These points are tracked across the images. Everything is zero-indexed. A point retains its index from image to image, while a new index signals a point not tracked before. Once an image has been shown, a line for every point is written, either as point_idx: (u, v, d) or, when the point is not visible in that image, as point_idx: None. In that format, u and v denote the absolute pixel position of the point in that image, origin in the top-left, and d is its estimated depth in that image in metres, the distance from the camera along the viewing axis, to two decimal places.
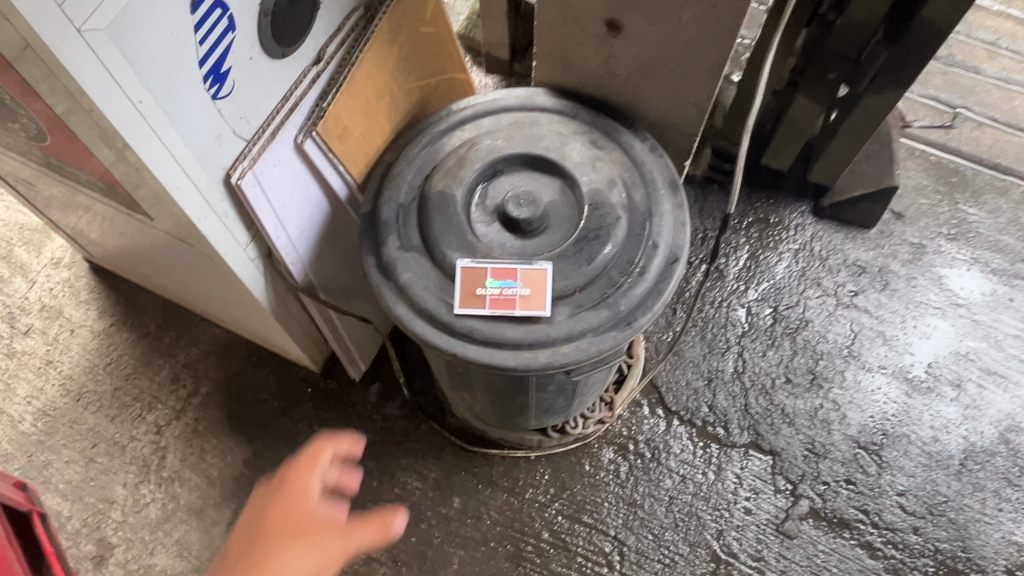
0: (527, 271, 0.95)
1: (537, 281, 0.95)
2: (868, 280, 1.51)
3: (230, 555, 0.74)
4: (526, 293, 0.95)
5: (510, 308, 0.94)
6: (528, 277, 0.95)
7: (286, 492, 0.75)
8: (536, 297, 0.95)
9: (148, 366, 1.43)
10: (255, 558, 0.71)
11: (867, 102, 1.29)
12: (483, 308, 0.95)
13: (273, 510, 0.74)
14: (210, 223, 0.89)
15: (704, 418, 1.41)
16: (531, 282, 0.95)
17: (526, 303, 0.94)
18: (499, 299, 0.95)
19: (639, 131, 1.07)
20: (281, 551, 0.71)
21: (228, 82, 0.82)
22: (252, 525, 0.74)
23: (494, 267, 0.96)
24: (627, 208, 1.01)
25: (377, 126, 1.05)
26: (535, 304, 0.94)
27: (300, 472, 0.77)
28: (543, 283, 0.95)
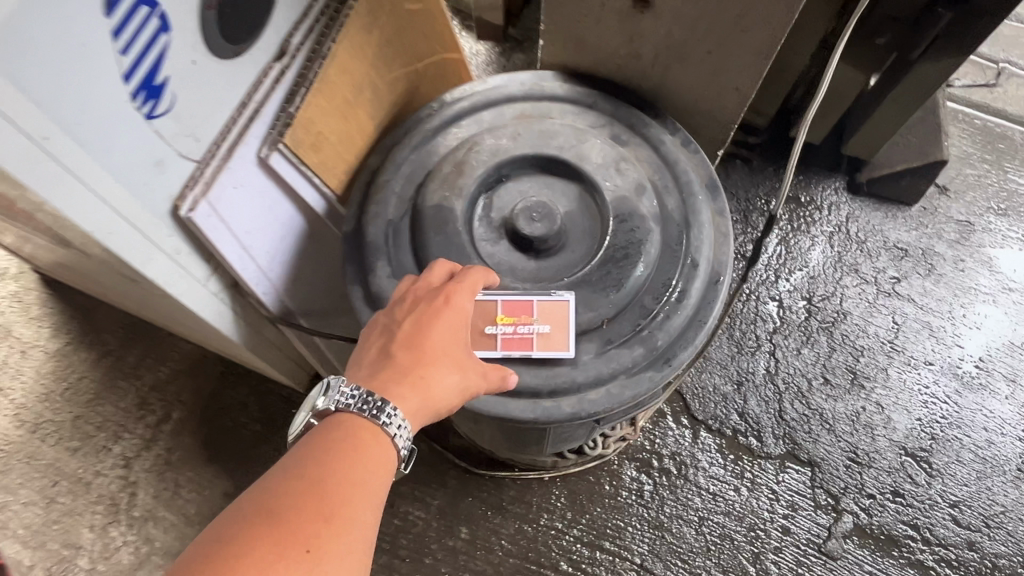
0: (545, 304, 0.79)
1: (556, 315, 0.79)
2: (911, 264, 1.36)
3: (374, 347, 0.69)
4: (545, 331, 0.79)
5: (527, 350, 0.79)
6: (546, 311, 0.79)
7: (453, 305, 0.71)
8: (557, 334, 0.79)
9: (111, 390, 1.27)
10: (424, 361, 0.67)
11: (921, 69, 1.12)
12: (494, 352, 0.78)
13: (439, 318, 0.70)
14: (159, 265, 0.73)
15: (734, 427, 1.28)
16: (550, 316, 0.79)
17: (546, 343, 0.79)
18: (513, 339, 0.79)
19: (668, 121, 0.90)
20: (447, 367, 0.68)
21: (166, 95, 0.66)
22: (410, 321, 0.70)
23: (503, 301, 0.79)
24: (659, 217, 0.85)
25: (358, 124, 0.89)
26: (557, 343, 0.79)
27: (462, 286, 0.73)
28: (564, 317, 0.79)
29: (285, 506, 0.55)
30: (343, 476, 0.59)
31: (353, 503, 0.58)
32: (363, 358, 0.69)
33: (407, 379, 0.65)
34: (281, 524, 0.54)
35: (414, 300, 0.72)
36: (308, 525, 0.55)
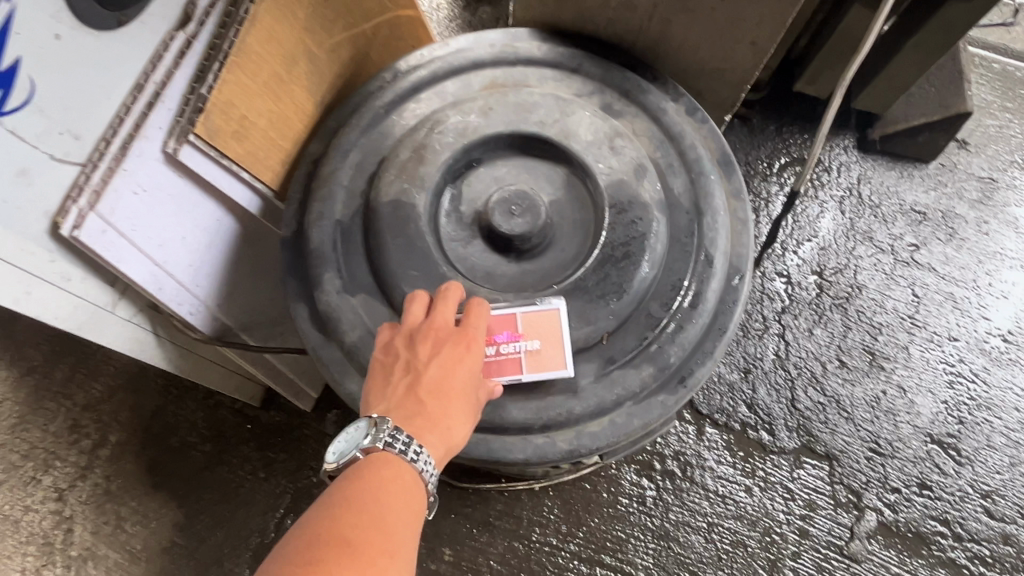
0: (531, 315, 0.64)
1: (548, 328, 0.65)
2: (930, 229, 1.22)
3: (396, 384, 0.58)
4: (533, 349, 0.64)
5: (516, 373, 0.64)
6: (534, 325, 0.65)
7: (477, 338, 0.60)
8: (551, 352, 0.64)
9: (38, 413, 1.11)
10: (451, 407, 0.57)
11: (949, 9, 0.97)
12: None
13: (465, 355, 0.59)
14: (43, 295, 0.58)
15: (743, 420, 1.15)
16: (541, 331, 0.64)
17: (536, 363, 0.64)
18: (498, 361, 0.64)
19: (668, 84, 0.75)
20: (471, 410, 0.58)
21: (19, 83, 0.51)
22: (436, 359, 0.58)
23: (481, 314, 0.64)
24: (664, 203, 0.70)
25: (293, 102, 0.73)
26: (552, 363, 0.64)
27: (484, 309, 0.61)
28: (558, 331, 0.64)
29: (352, 534, 0.48)
30: (399, 510, 0.52)
31: (408, 537, 0.51)
32: (386, 400, 0.57)
33: (435, 427, 0.56)
34: (354, 555, 0.47)
35: (433, 327, 0.60)
36: (376, 558, 0.48)
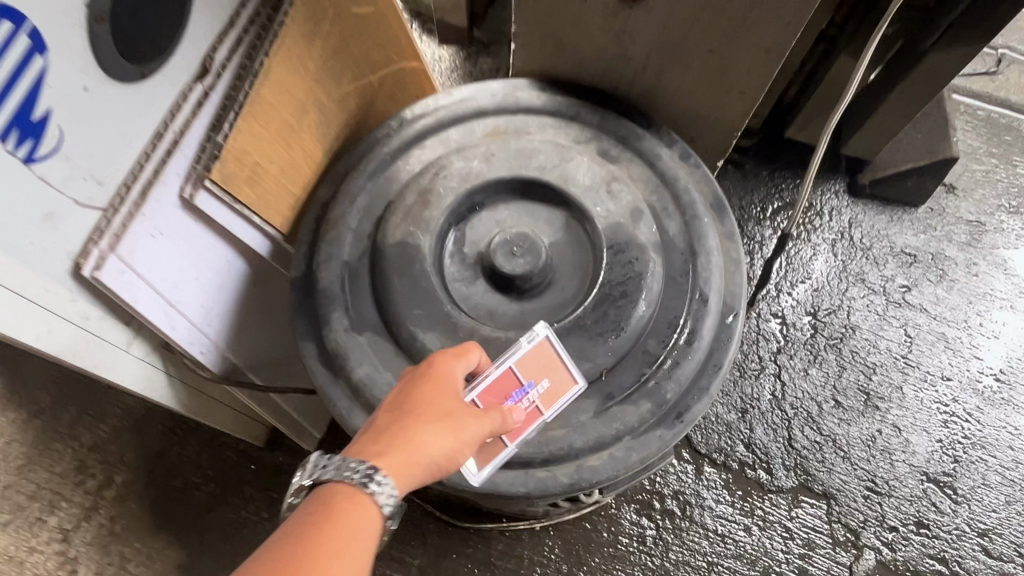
0: (525, 360, 0.65)
1: (540, 357, 0.66)
2: (921, 270, 1.25)
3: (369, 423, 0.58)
4: (541, 385, 0.66)
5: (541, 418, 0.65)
6: (533, 364, 0.65)
7: (443, 361, 0.59)
8: (561, 381, 0.66)
9: (44, 454, 1.13)
10: (407, 417, 0.55)
11: (933, 60, 1.00)
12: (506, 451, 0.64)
13: (427, 374, 0.58)
14: (62, 334, 0.59)
15: (741, 459, 1.16)
16: (538, 365, 0.66)
17: (551, 397, 0.66)
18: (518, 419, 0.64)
19: (663, 131, 0.79)
20: (437, 420, 0.55)
21: (47, 132, 0.53)
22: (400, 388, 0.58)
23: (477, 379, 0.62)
24: (660, 244, 0.73)
25: (303, 149, 0.76)
26: (567, 389, 0.66)
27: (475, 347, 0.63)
28: (553, 355, 0.66)
29: None
30: (323, 543, 0.46)
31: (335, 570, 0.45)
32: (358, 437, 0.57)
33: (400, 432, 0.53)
34: None
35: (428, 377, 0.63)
36: None
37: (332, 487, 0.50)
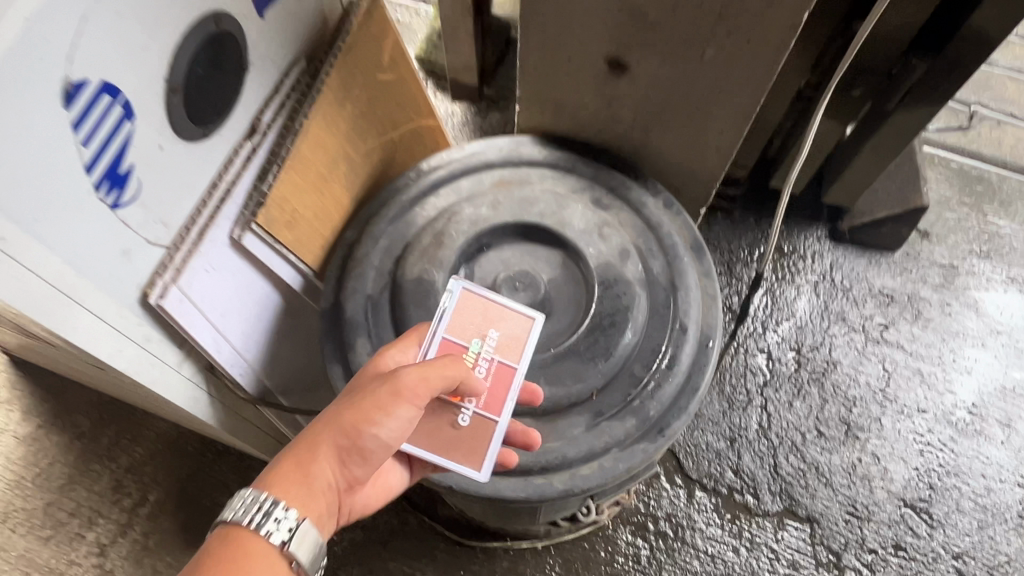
0: (461, 321, 0.75)
1: (473, 309, 0.76)
2: (898, 310, 1.35)
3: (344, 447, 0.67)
4: (490, 335, 0.75)
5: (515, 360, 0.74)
6: (474, 317, 0.76)
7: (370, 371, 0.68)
8: (511, 321, 0.76)
9: (85, 474, 1.22)
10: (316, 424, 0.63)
11: (898, 119, 1.11)
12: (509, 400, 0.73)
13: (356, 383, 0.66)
14: (129, 355, 0.69)
15: (730, 484, 1.24)
16: (476, 319, 0.76)
17: (511, 338, 0.75)
18: (493, 370, 0.74)
19: (650, 183, 0.89)
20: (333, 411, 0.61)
21: (132, 183, 0.63)
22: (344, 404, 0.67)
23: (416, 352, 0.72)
24: (644, 282, 0.83)
25: (334, 196, 0.87)
26: (526, 326, 0.76)
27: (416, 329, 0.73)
28: (483, 303, 0.76)
29: None
30: None
31: None
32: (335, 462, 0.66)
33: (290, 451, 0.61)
34: None
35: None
36: None
37: (222, 526, 0.57)
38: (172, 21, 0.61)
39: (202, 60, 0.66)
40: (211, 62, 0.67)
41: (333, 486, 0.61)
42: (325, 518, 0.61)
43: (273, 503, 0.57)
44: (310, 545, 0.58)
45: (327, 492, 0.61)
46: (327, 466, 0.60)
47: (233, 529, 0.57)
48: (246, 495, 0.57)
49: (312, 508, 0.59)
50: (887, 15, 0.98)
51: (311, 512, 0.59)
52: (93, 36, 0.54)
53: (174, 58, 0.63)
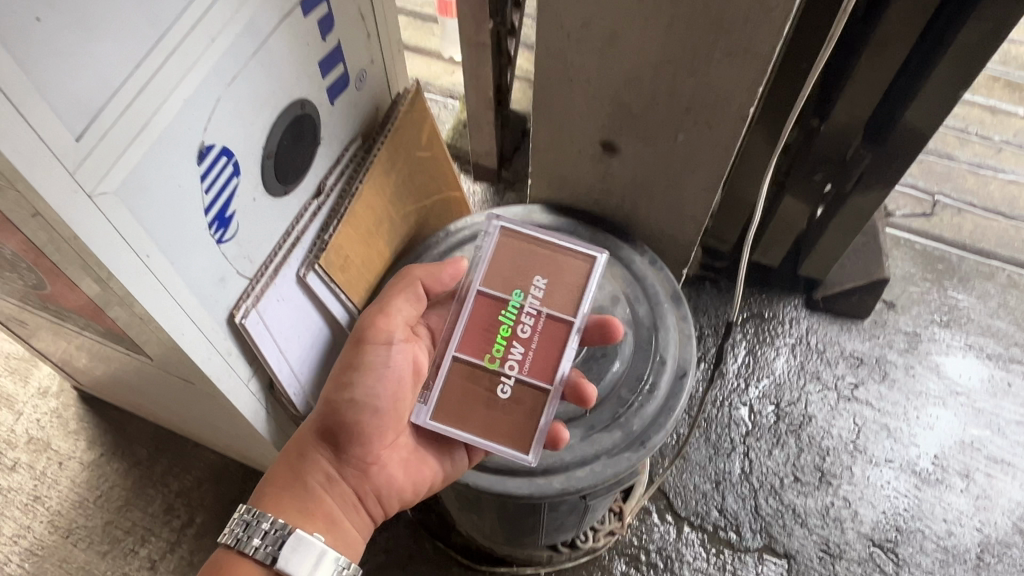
0: (511, 280, 0.90)
1: (522, 266, 0.91)
2: (867, 371, 1.51)
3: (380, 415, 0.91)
4: (540, 287, 0.89)
5: (566, 312, 0.89)
6: (521, 265, 0.91)
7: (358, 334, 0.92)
8: (562, 272, 0.91)
9: (140, 497, 1.38)
10: None
11: (854, 200, 1.30)
12: (559, 357, 0.87)
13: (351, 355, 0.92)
14: (215, 363, 0.86)
15: (714, 522, 1.38)
16: (520, 277, 0.90)
17: (562, 285, 0.90)
18: (541, 323, 0.88)
19: (638, 245, 1.08)
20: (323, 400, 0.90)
21: (232, 225, 0.82)
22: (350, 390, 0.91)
23: (458, 307, 0.90)
24: (631, 323, 1.01)
25: (378, 249, 1.06)
26: (574, 273, 0.91)
27: (416, 265, 0.94)
28: (531, 259, 0.91)
29: None
30: None
31: None
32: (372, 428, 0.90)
33: (282, 464, 0.89)
34: None
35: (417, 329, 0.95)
36: None
37: (223, 546, 0.82)
38: (272, 104, 0.82)
39: (288, 135, 0.86)
40: (294, 137, 0.88)
41: (323, 480, 0.88)
42: (328, 509, 0.87)
43: (244, 529, 0.82)
44: (283, 548, 0.81)
45: (319, 490, 0.88)
46: (311, 467, 0.88)
47: (225, 552, 0.82)
48: (232, 524, 0.83)
49: (307, 509, 0.86)
50: (837, 111, 1.18)
51: (306, 510, 0.86)
52: (222, 114, 0.74)
53: (270, 131, 0.83)
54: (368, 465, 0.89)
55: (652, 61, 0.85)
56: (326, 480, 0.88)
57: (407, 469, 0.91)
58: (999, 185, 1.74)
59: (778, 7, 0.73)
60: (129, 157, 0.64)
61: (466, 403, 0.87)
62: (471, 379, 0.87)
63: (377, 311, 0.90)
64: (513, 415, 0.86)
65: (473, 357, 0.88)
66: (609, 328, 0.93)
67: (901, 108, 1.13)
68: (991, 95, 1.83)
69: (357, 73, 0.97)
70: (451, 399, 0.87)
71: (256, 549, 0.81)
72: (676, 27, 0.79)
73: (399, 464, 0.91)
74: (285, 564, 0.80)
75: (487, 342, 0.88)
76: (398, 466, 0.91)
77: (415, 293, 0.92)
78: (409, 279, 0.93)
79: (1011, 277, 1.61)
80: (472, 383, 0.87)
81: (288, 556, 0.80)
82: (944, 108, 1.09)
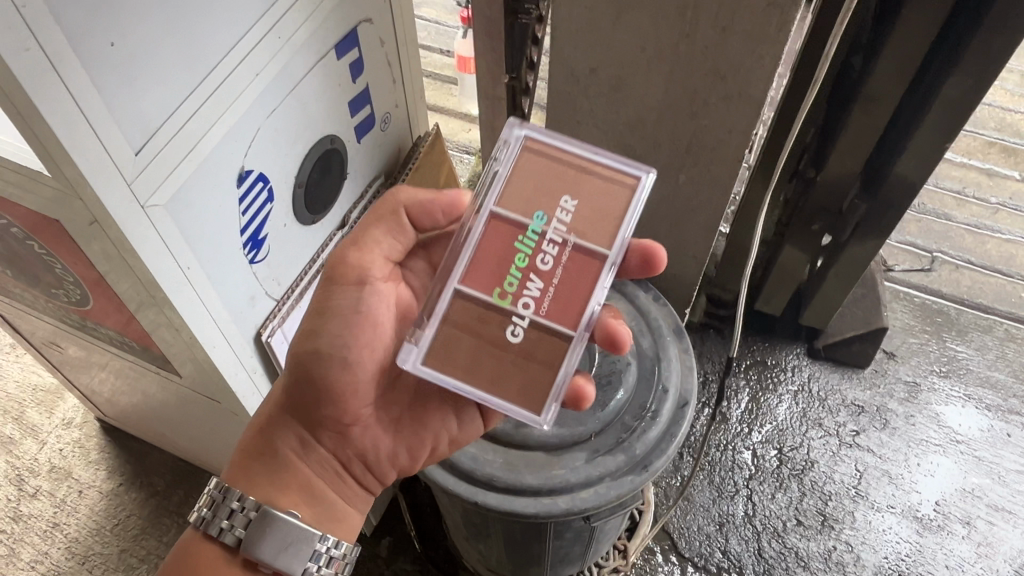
0: (533, 198, 0.68)
1: (549, 179, 0.68)
2: (868, 419, 1.55)
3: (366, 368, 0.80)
4: (570, 208, 0.68)
5: (602, 243, 0.68)
6: (547, 181, 0.68)
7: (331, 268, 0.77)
8: (601, 189, 0.68)
9: (155, 526, 1.41)
10: None
11: (850, 250, 1.36)
12: (587, 297, 0.68)
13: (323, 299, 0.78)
14: (241, 379, 0.92)
15: (718, 563, 1.40)
16: (546, 194, 0.68)
17: (599, 205, 0.68)
18: (566, 255, 0.67)
19: (644, 283, 1.14)
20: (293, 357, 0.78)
21: (264, 247, 0.88)
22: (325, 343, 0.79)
23: (462, 231, 0.68)
24: (635, 354, 1.06)
25: None
26: (615, 192, 0.69)
27: (406, 186, 0.77)
28: (560, 172, 0.68)
29: None
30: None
31: None
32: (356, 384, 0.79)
33: (253, 430, 0.78)
34: None
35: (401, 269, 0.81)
36: None
37: (193, 526, 0.74)
38: (306, 138, 0.89)
39: (317, 169, 0.93)
40: (323, 171, 0.95)
41: (297, 447, 0.77)
42: (303, 479, 0.77)
43: (210, 508, 0.73)
44: (249, 532, 0.72)
45: (292, 458, 0.77)
46: (281, 432, 0.77)
47: (192, 532, 0.75)
48: (202, 501, 0.74)
49: (279, 482, 0.76)
50: (832, 162, 1.26)
51: (279, 482, 0.76)
52: (261, 143, 0.82)
53: (302, 163, 0.90)
54: (348, 428, 0.77)
55: (656, 105, 0.92)
56: (302, 448, 0.77)
57: (399, 431, 0.80)
58: (996, 245, 1.76)
59: (768, 54, 0.81)
60: (178, 174, 0.71)
61: (467, 351, 0.68)
62: (474, 321, 0.68)
63: (350, 245, 0.77)
64: (525, 369, 0.68)
65: (477, 293, 0.68)
66: (652, 258, 0.73)
67: (892, 160, 1.20)
68: (988, 159, 1.84)
69: (383, 115, 1.05)
70: (448, 345, 0.68)
71: (222, 531, 0.73)
72: (677, 74, 0.87)
73: (386, 425, 0.79)
74: (252, 548, 0.72)
75: (501, 274, 0.67)
76: (387, 429, 0.80)
77: (396, 223, 0.77)
78: (391, 202, 0.77)
79: (1009, 331, 1.66)
80: (475, 326, 0.68)
81: (254, 540, 0.72)
82: (933, 160, 1.15)
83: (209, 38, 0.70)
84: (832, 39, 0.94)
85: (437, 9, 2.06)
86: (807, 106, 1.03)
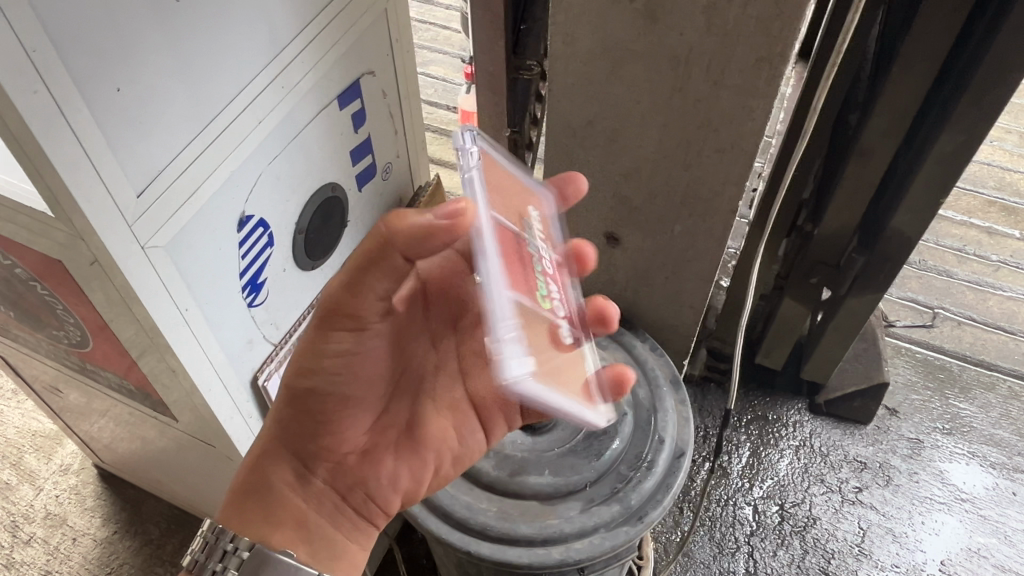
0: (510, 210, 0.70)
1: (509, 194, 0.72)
2: (870, 476, 1.53)
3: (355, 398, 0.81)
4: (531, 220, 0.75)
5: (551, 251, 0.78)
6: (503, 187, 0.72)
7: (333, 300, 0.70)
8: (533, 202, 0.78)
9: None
10: None
11: (849, 305, 1.36)
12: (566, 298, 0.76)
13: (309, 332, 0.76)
14: (235, 424, 0.92)
15: None
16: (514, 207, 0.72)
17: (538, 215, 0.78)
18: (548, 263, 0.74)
19: (640, 333, 1.15)
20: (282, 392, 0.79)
21: (263, 291, 0.89)
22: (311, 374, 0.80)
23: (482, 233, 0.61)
24: (632, 404, 1.06)
25: None
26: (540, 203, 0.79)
27: (400, 218, 0.63)
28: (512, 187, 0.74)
29: None
30: None
31: None
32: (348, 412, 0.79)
33: (243, 469, 0.78)
34: None
35: None
36: None
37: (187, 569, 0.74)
38: (307, 185, 0.91)
39: (318, 216, 0.95)
40: (323, 218, 0.97)
41: (291, 481, 0.77)
42: (298, 514, 0.77)
43: (203, 550, 0.73)
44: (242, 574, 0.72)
45: (285, 493, 0.76)
46: (274, 467, 0.77)
47: None
48: (197, 543, 0.74)
49: (273, 517, 0.76)
50: (829, 216, 1.27)
51: (273, 519, 0.76)
52: (262, 189, 0.84)
53: (303, 210, 0.92)
54: (344, 457, 0.79)
55: (651, 156, 0.94)
56: (296, 482, 0.77)
57: (397, 458, 0.81)
58: (997, 301, 1.76)
59: (759, 107, 0.83)
60: (180, 216, 0.72)
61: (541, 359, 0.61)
62: (534, 329, 0.62)
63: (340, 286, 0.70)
64: (565, 372, 0.68)
65: (528, 298, 0.63)
66: None
67: (888, 214, 1.21)
68: (987, 219, 1.84)
69: (384, 165, 1.08)
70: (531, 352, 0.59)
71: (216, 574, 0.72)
72: (670, 126, 0.89)
73: (384, 451, 0.80)
74: None
75: (531, 277, 0.67)
76: (384, 458, 0.80)
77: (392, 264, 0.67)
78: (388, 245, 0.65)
79: (1012, 388, 1.65)
80: (537, 334, 0.62)
81: None
82: (928, 214, 1.16)
83: (213, 87, 0.73)
84: (820, 94, 0.97)
85: (445, 67, 2.11)
86: (799, 151, 1.02)
